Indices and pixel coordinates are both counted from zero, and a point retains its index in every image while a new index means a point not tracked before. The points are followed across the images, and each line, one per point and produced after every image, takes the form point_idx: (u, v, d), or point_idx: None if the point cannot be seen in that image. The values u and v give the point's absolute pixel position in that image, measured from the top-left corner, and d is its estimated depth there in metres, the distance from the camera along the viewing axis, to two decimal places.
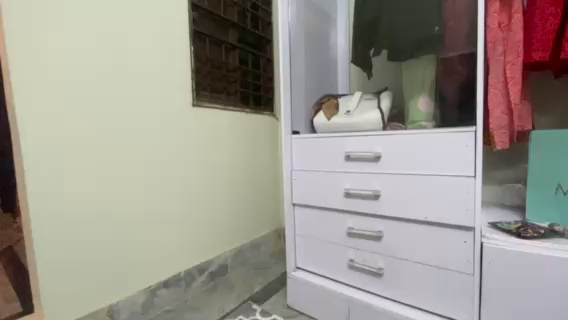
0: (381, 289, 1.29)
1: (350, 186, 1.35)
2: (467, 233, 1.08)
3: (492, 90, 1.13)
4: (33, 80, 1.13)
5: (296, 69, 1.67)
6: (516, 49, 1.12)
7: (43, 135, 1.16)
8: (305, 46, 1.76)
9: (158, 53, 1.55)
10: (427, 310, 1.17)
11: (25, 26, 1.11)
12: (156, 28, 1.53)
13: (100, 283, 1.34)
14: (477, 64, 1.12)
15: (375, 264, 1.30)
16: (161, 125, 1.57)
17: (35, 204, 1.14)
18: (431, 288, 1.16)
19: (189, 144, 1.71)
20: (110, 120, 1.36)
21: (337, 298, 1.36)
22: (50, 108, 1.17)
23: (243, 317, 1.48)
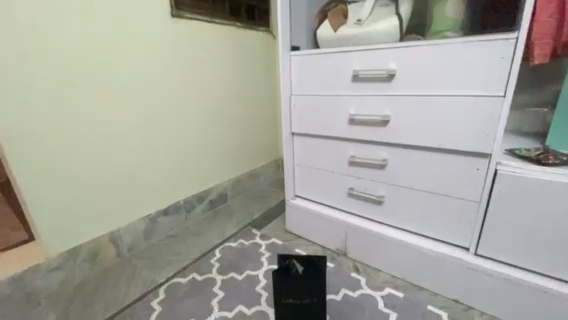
0: (380, 216, 1.28)
1: (355, 111, 1.21)
2: (482, 160, 0.99)
3: None
4: None
5: None
6: None
7: None
8: None
9: None
10: (425, 235, 1.18)
11: None
12: None
13: (97, 212, 1.34)
14: None
15: (376, 192, 1.26)
16: (137, 41, 1.34)
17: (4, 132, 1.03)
18: (431, 215, 1.14)
19: (173, 65, 1.50)
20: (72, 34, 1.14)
21: (335, 225, 1.37)
22: None
23: (244, 241, 1.53)
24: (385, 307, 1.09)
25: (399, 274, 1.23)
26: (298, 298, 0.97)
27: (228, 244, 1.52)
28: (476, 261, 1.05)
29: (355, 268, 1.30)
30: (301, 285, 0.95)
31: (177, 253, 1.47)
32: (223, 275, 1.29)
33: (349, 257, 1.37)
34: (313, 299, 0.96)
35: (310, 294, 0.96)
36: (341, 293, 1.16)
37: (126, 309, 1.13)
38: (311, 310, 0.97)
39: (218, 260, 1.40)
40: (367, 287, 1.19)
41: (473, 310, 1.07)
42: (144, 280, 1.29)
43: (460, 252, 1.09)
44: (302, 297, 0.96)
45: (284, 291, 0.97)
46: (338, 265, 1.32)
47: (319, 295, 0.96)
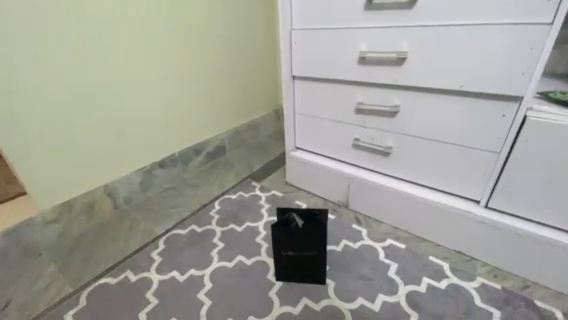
0: (387, 168, 1.20)
1: (367, 48, 1.04)
2: (510, 105, 0.87)
3: None
4: None
5: None
6: None
7: None
8: None
9: None
10: (433, 188, 1.11)
11: None
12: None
13: (86, 164, 1.27)
14: None
15: (384, 142, 1.16)
16: None
17: None
18: (443, 167, 1.06)
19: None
20: None
21: (338, 177, 1.31)
22: None
23: (243, 193, 1.48)
24: (386, 257, 1.07)
25: (401, 226, 1.20)
26: (298, 250, 0.94)
27: (227, 196, 1.47)
28: (485, 214, 1.00)
29: (356, 220, 1.27)
30: (301, 237, 0.92)
31: (175, 205, 1.44)
32: (222, 227, 1.27)
33: (350, 209, 1.33)
34: (313, 252, 0.94)
35: (310, 246, 0.93)
36: (342, 244, 1.14)
37: (127, 259, 1.13)
38: (311, 262, 0.95)
39: (218, 212, 1.37)
40: (369, 238, 1.16)
41: (476, 261, 1.05)
42: (143, 232, 1.28)
43: (469, 205, 1.04)
44: (302, 249, 0.94)
45: (284, 244, 0.93)
46: (339, 217, 1.28)
47: (320, 248, 0.93)
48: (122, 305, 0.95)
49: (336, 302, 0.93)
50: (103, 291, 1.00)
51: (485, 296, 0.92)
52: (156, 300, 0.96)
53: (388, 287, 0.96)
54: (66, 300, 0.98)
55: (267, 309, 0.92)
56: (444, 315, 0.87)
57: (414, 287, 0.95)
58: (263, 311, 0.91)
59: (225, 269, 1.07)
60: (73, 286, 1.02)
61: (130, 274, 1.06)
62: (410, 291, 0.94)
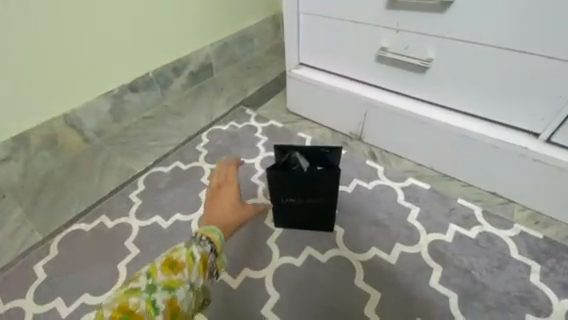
0: (420, 91, 0.92)
1: None
2: None
3: None
4: None
5: None
6: None
7: None
8: None
9: None
10: (478, 117, 0.86)
11: None
12: None
13: (33, 85, 1.01)
14: None
15: (423, 54, 0.86)
16: None
17: None
18: (501, 87, 0.79)
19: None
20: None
21: (354, 103, 1.03)
22: None
23: (236, 124, 1.23)
24: (406, 200, 0.90)
25: (425, 162, 0.98)
26: (301, 197, 0.76)
27: (217, 127, 1.23)
28: (544, 151, 0.78)
29: (371, 155, 1.04)
30: (306, 181, 0.73)
31: (156, 138, 1.21)
32: (212, 164, 1.07)
33: (363, 141, 1.08)
34: (320, 199, 0.76)
35: (316, 191, 0.75)
36: (353, 185, 0.95)
37: (102, 202, 0.98)
38: (316, 210, 0.79)
39: (205, 146, 1.15)
40: (386, 178, 0.97)
41: (513, 205, 0.87)
42: (119, 170, 1.09)
43: (525, 138, 0.81)
44: (306, 195, 0.76)
45: (283, 189, 0.75)
46: (350, 152, 1.05)
47: (328, 194, 0.76)
48: (99, 257, 0.83)
49: (346, 253, 0.78)
50: (77, 239, 0.87)
51: (523, 247, 0.77)
52: (138, 251, 0.83)
53: (407, 236, 0.81)
54: (36, 249, 0.87)
55: (264, 260, 0.78)
56: (474, 268, 0.73)
57: (439, 236, 0.80)
58: (261, 263, 0.78)
59: None
60: (43, 233, 0.90)
61: (106, 220, 0.91)
62: (434, 241, 0.79)
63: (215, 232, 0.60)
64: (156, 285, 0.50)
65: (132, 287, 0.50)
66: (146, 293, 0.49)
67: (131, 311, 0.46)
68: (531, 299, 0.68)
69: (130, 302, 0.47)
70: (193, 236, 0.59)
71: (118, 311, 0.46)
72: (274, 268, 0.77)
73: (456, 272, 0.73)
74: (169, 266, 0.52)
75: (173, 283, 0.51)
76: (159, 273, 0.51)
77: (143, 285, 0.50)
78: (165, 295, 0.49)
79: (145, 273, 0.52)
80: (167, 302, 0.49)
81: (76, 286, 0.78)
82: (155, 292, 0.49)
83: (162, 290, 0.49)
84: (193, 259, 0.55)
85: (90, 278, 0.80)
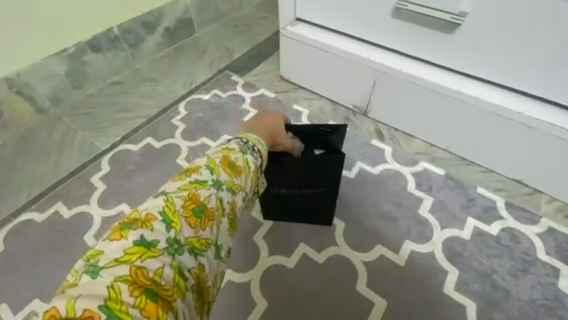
0: (444, 58, 0.75)
1: None
2: None
3: None
4: None
5: None
6: None
7: None
8: None
9: None
10: (513, 90, 0.71)
11: None
12: None
13: None
14: None
15: (453, 6, 0.67)
16: None
17: None
18: (551, 52, 0.63)
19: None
20: None
21: (360, 69, 0.85)
22: None
23: (219, 92, 1.04)
24: (418, 189, 0.77)
25: (442, 144, 0.84)
26: (296, 187, 0.63)
27: (197, 96, 1.04)
28: None
29: (377, 133, 0.89)
30: (301, 168, 0.60)
31: (125, 108, 1.02)
32: (190, 141, 0.91)
33: (369, 116, 0.91)
34: (319, 189, 0.64)
35: (315, 180, 0.62)
36: (355, 170, 0.81)
37: (60, 186, 0.83)
38: (313, 203, 0.66)
39: (182, 120, 0.97)
40: (394, 161, 0.83)
41: (540, 195, 0.75)
42: (80, 146, 0.91)
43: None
44: (301, 185, 0.63)
45: (274, 176, 0.62)
46: (354, 129, 0.90)
47: (328, 184, 0.63)
48: (57, 253, 0.72)
49: (348, 251, 0.67)
50: (28, 232, 0.75)
51: (552, 247, 0.66)
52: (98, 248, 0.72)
53: (419, 232, 0.69)
54: None
55: (252, 259, 0.67)
56: (495, 272, 0.63)
57: (455, 232, 0.69)
58: (247, 263, 0.66)
59: None
60: None
61: (63, 209, 0.78)
62: (450, 238, 0.68)
63: (264, 146, 0.48)
64: (223, 182, 0.38)
65: (196, 177, 0.37)
66: (216, 188, 0.37)
67: (204, 204, 0.35)
68: (559, 308, 0.59)
69: (199, 195, 0.36)
70: (240, 141, 0.46)
71: (190, 201, 0.35)
72: (263, 268, 0.66)
73: (474, 276, 0.63)
74: (233, 164, 0.41)
75: (235, 186, 0.39)
76: (223, 169, 0.39)
77: (210, 178, 0.38)
78: (231, 197, 0.38)
79: (204, 165, 0.39)
80: (232, 205, 0.38)
81: (31, 289, 0.68)
82: (221, 190, 0.38)
83: (229, 189, 0.38)
84: (251, 164, 0.43)
85: (44, 281, 0.68)
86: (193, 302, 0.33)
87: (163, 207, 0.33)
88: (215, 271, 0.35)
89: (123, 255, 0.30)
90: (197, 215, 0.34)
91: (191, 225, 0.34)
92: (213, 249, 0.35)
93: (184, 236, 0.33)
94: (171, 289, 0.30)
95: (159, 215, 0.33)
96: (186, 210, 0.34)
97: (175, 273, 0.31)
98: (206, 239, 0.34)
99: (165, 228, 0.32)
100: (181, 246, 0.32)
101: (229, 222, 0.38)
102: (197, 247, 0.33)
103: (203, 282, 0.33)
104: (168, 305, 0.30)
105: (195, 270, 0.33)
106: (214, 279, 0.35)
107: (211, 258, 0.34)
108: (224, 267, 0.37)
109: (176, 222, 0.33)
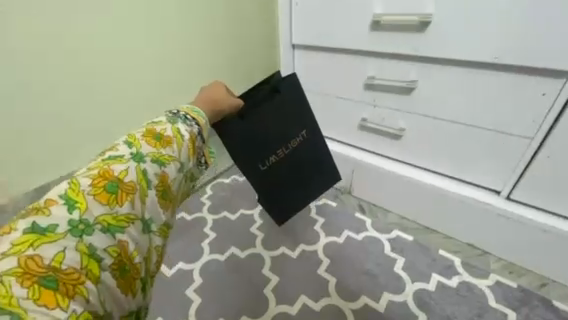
0: (396, 153, 1.07)
1: (383, 11, 0.86)
2: (551, 80, 0.72)
3: None
4: None
5: None
6: None
7: None
8: None
9: None
10: (444, 175, 1.00)
11: None
12: None
13: None
14: None
15: (395, 125, 1.01)
16: None
17: None
18: (460, 152, 0.93)
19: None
20: None
21: (341, 162, 1.19)
22: None
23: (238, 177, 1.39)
24: (392, 251, 0.98)
25: (408, 216, 1.09)
26: (283, 145, 0.78)
27: (220, 180, 1.37)
28: (503, 207, 0.88)
29: (360, 208, 1.17)
30: (285, 119, 0.76)
31: None
32: (214, 215, 1.19)
33: (352, 195, 1.23)
34: (302, 135, 0.80)
35: (296, 127, 0.78)
36: (343, 236, 1.05)
37: None
38: (303, 152, 0.82)
39: (209, 198, 1.27)
40: (374, 230, 1.07)
41: (489, 256, 0.95)
42: None
43: (487, 195, 0.92)
44: (287, 140, 0.78)
45: (266, 138, 0.75)
46: (342, 205, 1.19)
47: (308, 126, 0.80)
48: None
49: (338, 301, 0.85)
50: None
51: (500, 296, 0.84)
52: None
53: (395, 285, 0.87)
54: None
55: (262, 307, 0.85)
56: (455, 317, 0.79)
57: (423, 285, 0.87)
58: (258, 311, 0.84)
59: (216, 263, 0.98)
60: None
61: None
62: (418, 289, 0.86)
63: (199, 115, 0.54)
64: (145, 154, 0.42)
65: (111, 155, 0.40)
66: (135, 161, 0.40)
67: (117, 179, 0.37)
68: None
69: (113, 170, 0.38)
70: (172, 114, 0.51)
71: (101, 178, 0.37)
72: (270, 314, 0.83)
73: None
74: (155, 138, 0.44)
75: (162, 158, 0.43)
76: (144, 143, 0.43)
77: (128, 154, 0.41)
78: (158, 169, 0.42)
79: (123, 142, 0.43)
80: (161, 177, 0.42)
81: None
82: (144, 163, 0.41)
83: (154, 161, 0.42)
84: (182, 136, 0.48)
85: None
86: (115, 281, 0.33)
87: (67, 191, 0.35)
88: (143, 246, 0.37)
89: (12, 248, 0.29)
90: (110, 190, 0.36)
91: (104, 202, 0.35)
92: (135, 224, 0.37)
93: (91, 215, 0.34)
94: (77, 272, 0.30)
95: (60, 199, 0.34)
96: (95, 188, 0.36)
97: (83, 254, 0.32)
98: (123, 214, 0.36)
99: (68, 210, 0.34)
100: (89, 226, 0.33)
101: (157, 194, 0.41)
102: (112, 224, 0.35)
103: (126, 258, 0.35)
104: (75, 287, 0.30)
105: (113, 248, 0.34)
106: (142, 253, 0.37)
107: (132, 234, 0.36)
108: (155, 240, 0.40)
109: (82, 202, 0.34)
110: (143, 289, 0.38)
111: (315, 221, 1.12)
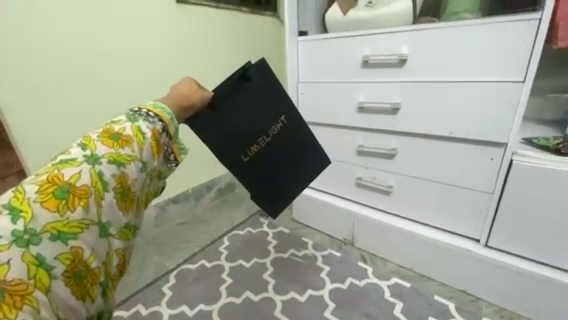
0: (388, 207, 1.26)
1: (365, 99, 1.16)
2: (496, 150, 0.94)
3: None
4: None
5: None
6: None
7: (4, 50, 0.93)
8: None
9: None
10: (430, 225, 1.16)
11: None
12: None
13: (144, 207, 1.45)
14: None
15: (384, 183, 1.23)
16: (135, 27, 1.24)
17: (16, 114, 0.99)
18: (439, 205, 1.12)
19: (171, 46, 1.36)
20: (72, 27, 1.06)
21: (342, 215, 1.37)
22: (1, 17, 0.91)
23: (252, 229, 1.57)
24: (391, 296, 1.09)
25: (406, 264, 1.22)
26: (264, 134, 0.72)
27: (236, 232, 1.55)
28: (483, 253, 1.02)
29: (362, 257, 1.30)
30: (262, 108, 0.71)
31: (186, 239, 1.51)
32: (231, 262, 1.33)
33: (355, 246, 1.37)
34: (282, 120, 0.74)
35: (274, 113, 0.73)
36: (347, 282, 1.17)
37: (139, 292, 1.20)
38: (284, 139, 0.75)
39: (226, 247, 1.44)
40: (374, 277, 1.19)
41: (481, 302, 1.04)
42: (155, 266, 1.34)
43: (469, 243, 1.07)
44: (266, 129, 0.72)
45: (249, 127, 0.70)
46: (345, 255, 1.33)
47: (288, 110, 0.74)
48: None
49: None
50: None
51: None
52: None
53: None
54: None
55: None
56: None
57: None
58: None
59: (232, 305, 1.10)
60: None
61: (142, 307, 1.13)
62: None
63: (162, 110, 0.51)
64: (100, 155, 0.41)
65: (65, 159, 0.40)
66: (89, 163, 0.40)
67: (68, 184, 0.37)
68: None
69: (63, 175, 0.38)
70: (134, 112, 0.49)
71: (50, 185, 0.36)
72: None
73: None
74: (113, 138, 0.44)
75: (120, 157, 0.42)
76: (100, 144, 0.42)
77: (81, 156, 0.40)
78: (117, 170, 0.41)
79: (77, 144, 0.42)
80: (121, 177, 0.42)
81: None
82: (99, 163, 0.40)
83: (112, 162, 0.41)
84: (143, 131, 0.46)
85: None
86: (68, 288, 0.35)
87: (11, 199, 0.34)
88: (99, 251, 0.38)
89: None
90: (59, 196, 0.36)
91: (52, 209, 0.35)
92: (90, 229, 0.37)
93: (37, 225, 0.34)
94: (24, 283, 0.31)
95: (5, 209, 0.34)
96: (43, 195, 0.35)
97: (28, 265, 0.32)
98: (75, 220, 0.36)
99: (11, 220, 0.33)
100: (33, 237, 0.33)
101: (115, 195, 0.41)
102: (64, 232, 0.35)
103: (81, 265, 0.36)
104: (21, 299, 0.30)
105: (66, 256, 0.35)
106: (98, 258, 0.38)
107: (86, 240, 0.37)
108: (115, 243, 0.41)
109: (27, 211, 0.34)
110: (103, 290, 0.40)
111: (320, 268, 1.25)
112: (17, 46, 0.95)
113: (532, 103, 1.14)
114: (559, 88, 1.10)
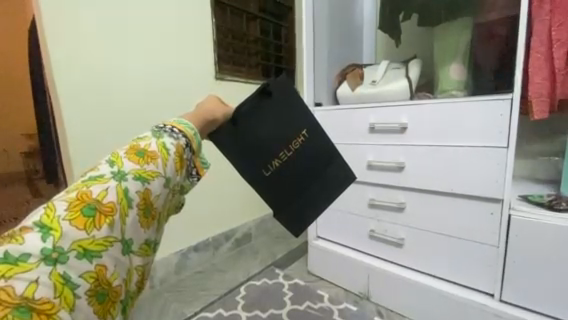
0: (401, 259, 1.31)
1: (373, 158, 1.34)
2: (494, 205, 1.05)
3: (533, 68, 0.99)
4: (71, 74, 1.16)
5: (319, 46, 1.64)
6: (548, 36, 0.97)
7: (85, 121, 1.22)
8: (325, 19, 1.68)
9: (176, 32, 1.49)
10: (444, 279, 1.20)
11: (60, 23, 1.12)
12: (172, 18, 1.46)
13: (173, 245, 1.57)
14: (519, 45, 1.00)
15: (396, 235, 1.31)
16: (181, 99, 1.54)
17: (76, 153, 1.20)
18: (449, 258, 1.17)
19: None
20: (136, 101, 1.37)
21: (357, 267, 1.42)
22: (88, 96, 1.22)
23: (268, 280, 1.60)
24: None
25: None
26: (286, 148, 0.77)
27: (253, 282, 1.58)
28: (498, 309, 1.05)
29: (378, 313, 1.31)
30: (283, 123, 0.76)
31: (205, 288, 1.54)
32: (248, 312, 1.35)
33: (371, 300, 1.38)
34: (303, 134, 0.79)
35: (295, 127, 0.78)
36: None
37: None
38: (306, 152, 0.80)
39: (243, 297, 1.46)
40: None
41: None
42: (174, 313, 1.36)
43: (484, 297, 1.09)
44: (288, 142, 0.77)
45: (272, 139, 0.76)
46: (361, 309, 1.34)
47: (308, 126, 0.79)
48: None
49: None
50: None
51: None
52: None
53: None
54: None
55: None
56: None
57: None
58: None
59: None
60: None
61: None
62: None
63: (186, 126, 0.54)
64: (127, 172, 0.44)
65: (93, 175, 0.42)
66: (116, 179, 0.42)
67: (95, 202, 0.39)
68: None
69: (90, 192, 0.40)
70: (160, 127, 0.53)
71: (79, 201, 0.39)
72: None
73: None
74: (138, 153, 0.46)
75: (145, 173, 0.45)
76: (126, 160, 0.45)
77: (109, 172, 0.43)
78: (141, 186, 0.44)
79: (106, 161, 0.45)
80: (143, 193, 0.44)
81: None
82: (125, 179, 0.43)
83: (138, 178, 0.44)
84: (167, 146, 0.49)
85: None
86: (91, 307, 0.37)
87: (41, 217, 0.36)
88: (122, 268, 0.41)
89: None
90: (86, 214, 0.38)
91: (80, 227, 0.37)
92: (113, 245, 0.39)
93: (66, 242, 0.36)
94: (51, 302, 0.33)
95: (35, 226, 0.36)
96: (72, 212, 0.37)
97: (55, 282, 0.34)
98: (101, 238, 0.38)
99: (42, 237, 0.35)
100: (61, 256, 0.35)
101: (139, 211, 0.43)
102: (89, 249, 0.37)
103: (103, 283, 0.38)
104: (48, 315, 0.32)
105: (90, 274, 0.37)
106: (120, 277, 0.40)
107: (109, 257, 0.39)
108: (136, 261, 0.44)
109: (57, 229, 0.36)
110: (122, 308, 0.42)
111: None
112: (93, 114, 1.24)
113: (525, 164, 1.28)
114: (546, 151, 1.24)
